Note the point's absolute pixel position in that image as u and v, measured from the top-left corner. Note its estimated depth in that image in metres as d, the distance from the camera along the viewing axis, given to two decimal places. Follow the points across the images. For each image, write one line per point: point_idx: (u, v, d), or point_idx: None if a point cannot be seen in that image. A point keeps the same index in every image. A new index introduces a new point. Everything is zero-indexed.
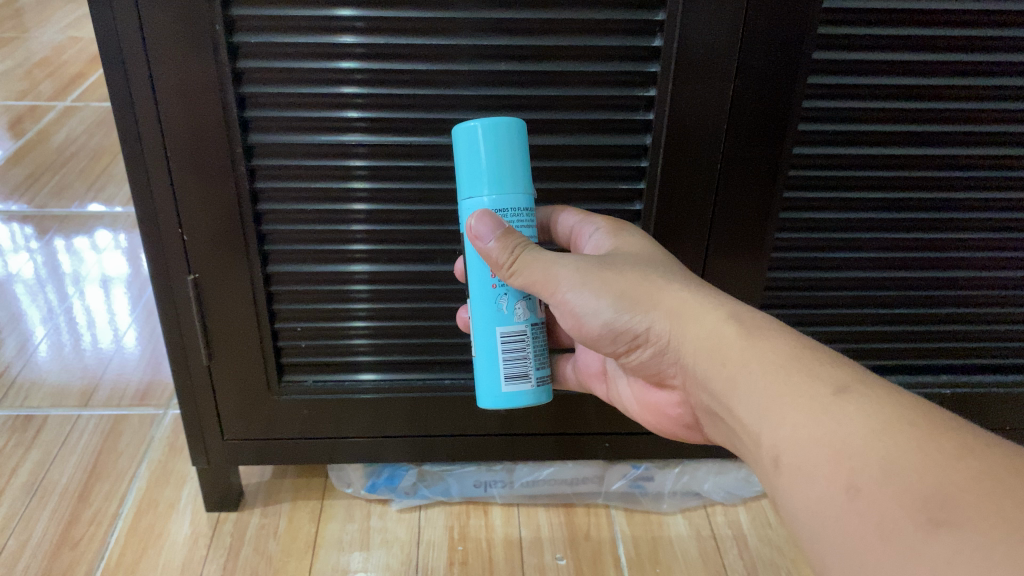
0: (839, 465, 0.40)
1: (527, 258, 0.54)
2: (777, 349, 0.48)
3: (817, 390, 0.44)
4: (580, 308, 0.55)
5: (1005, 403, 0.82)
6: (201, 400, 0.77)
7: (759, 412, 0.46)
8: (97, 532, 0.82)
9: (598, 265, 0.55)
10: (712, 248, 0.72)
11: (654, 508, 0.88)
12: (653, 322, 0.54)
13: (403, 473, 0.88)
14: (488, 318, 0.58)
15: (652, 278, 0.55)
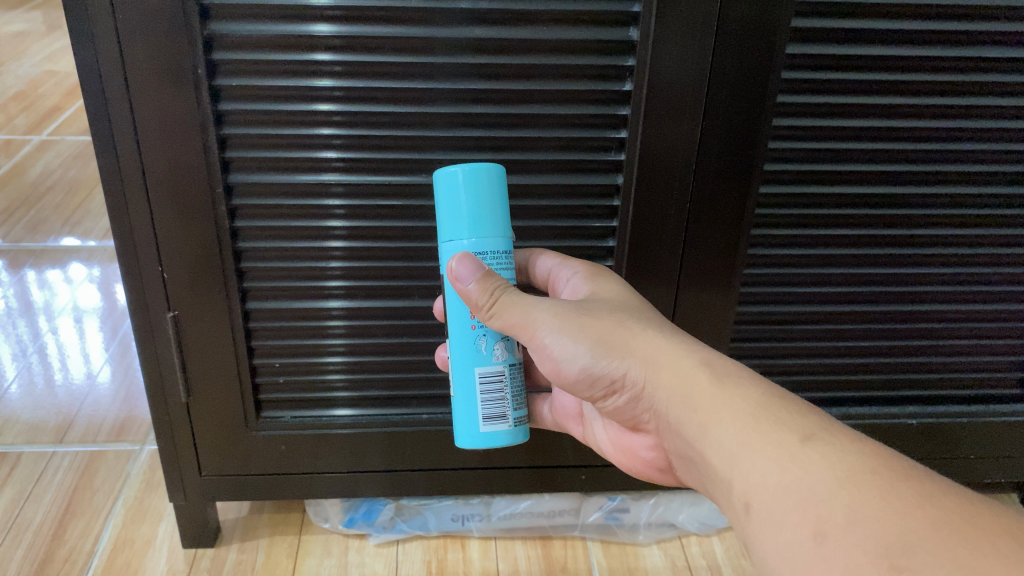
0: (806, 510, 0.42)
1: (506, 301, 0.56)
2: (747, 396, 0.50)
3: (784, 438, 0.46)
4: (559, 352, 0.56)
5: (969, 432, 0.85)
6: (180, 436, 0.77)
7: (730, 457, 0.48)
8: (72, 570, 0.82)
9: (576, 310, 0.57)
10: (683, 286, 0.74)
11: (631, 539, 0.89)
12: (630, 367, 0.55)
13: (380, 508, 0.88)
14: (466, 359, 0.60)
15: (626, 323, 0.57)
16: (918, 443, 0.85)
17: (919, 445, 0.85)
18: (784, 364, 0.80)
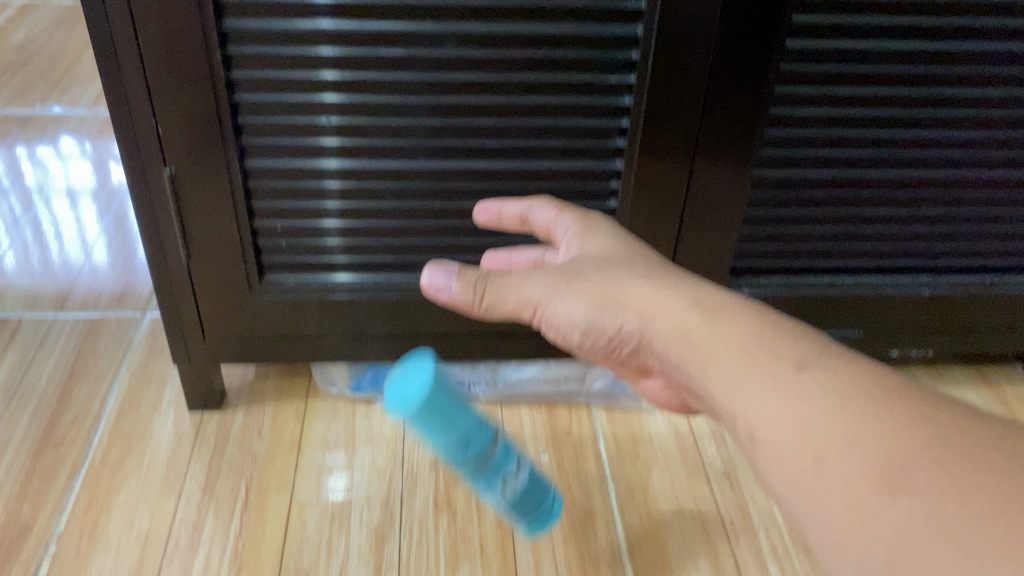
0: (804, 439, 0.38)
1: (492, 293, 0.54)
2: (739, 327, 0.44)
3: (776, 366, 0.41)
4: (558, 321, 0.52)
5: (979, 301, 0.84)
6: (182, 300, 0.76)
7: (731, 396, 0.42)
8: (80, 432, 0.82)
9: (563, 277, 0.52)
10: (697, 161, 0.71)
11: (634, 406, 0.90)
12: (625, 321, 0.49)
13: (387, 374, 0.88)
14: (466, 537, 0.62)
15: (612, 276, 0.51)
16: (927, 313, 0.84)
17: (927, 317, 0.85)
18: (799, 231, 0.78)
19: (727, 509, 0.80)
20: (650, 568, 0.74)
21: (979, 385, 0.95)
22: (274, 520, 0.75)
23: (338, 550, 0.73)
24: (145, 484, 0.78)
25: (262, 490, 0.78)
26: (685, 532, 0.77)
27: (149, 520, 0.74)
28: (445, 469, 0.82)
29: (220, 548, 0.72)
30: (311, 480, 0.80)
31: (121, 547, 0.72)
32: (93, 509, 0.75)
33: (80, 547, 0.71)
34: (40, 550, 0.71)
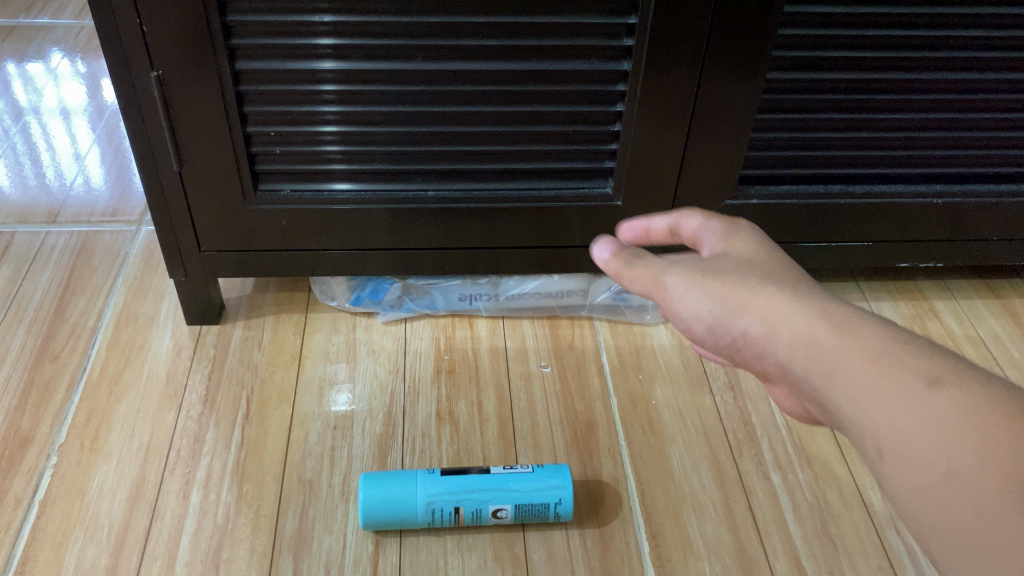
0: (933, 448, 0.35)
1: (640, 267, 0.50)
2: (869, 340, 0.40)
3: (902, 381, 0.37)
4: (687, 312, 0.48)
5: (991, 211, 0.82)
6: (175, 210, 0.74)
7: (854, 405, 0.39)
8: (78, 345, 0.82)
9: (702, 270, 0.48)
10: (707, 63, 0.68)
11: (638, 319, 0.89)
12: (750, 327, 0.44)
13: (388, 287, 0.87)
14: (453, 514, 0.67)
15: (749, 280, 0.45)
16: (940, 223, 0.83)
17: (935, 226, 0.83)
18: (812, 138, 0.74)
19: (729, 420, 0.79)
20: (652, 476, 0.74)
21: (988, 297, 0.94)
22: (275, 431, 0.75)
23: (341, 460, 0.73)
24: (145, 396, 0.77)
25: (263, 401, 0.78)
26: (688, 442, 0.77)
27: (150, 432, 0.74)
28: (446, 381, 0.81)
29: (222, 459, 0.72)
30: (313, 391, 0.79)
31: (123, 458, 0.72)
32: (93, 420, 0.75)
33: (81, 458, 0.71)
34: (41, 461, 0.71)
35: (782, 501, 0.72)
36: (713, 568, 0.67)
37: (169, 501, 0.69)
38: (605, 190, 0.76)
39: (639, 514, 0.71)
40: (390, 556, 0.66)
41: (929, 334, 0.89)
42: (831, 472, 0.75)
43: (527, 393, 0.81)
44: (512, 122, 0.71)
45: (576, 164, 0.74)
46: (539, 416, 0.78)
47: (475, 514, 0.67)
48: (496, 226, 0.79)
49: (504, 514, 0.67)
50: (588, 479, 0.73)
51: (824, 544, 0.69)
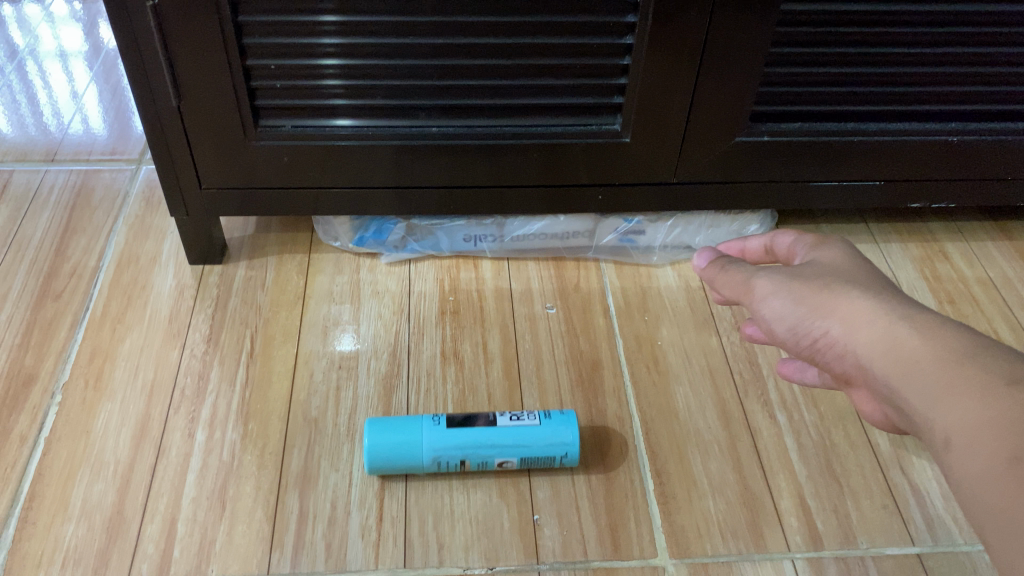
0: (1001, 440, 0.37)
1: (730, 271, 0.54)
2: (952, 344, 0.42)
3: (986, 380, 0.40)
4: (769, 315, 0.50)
5: (1007, 149, 0.81)
6: (175, 147, 0.73)
7: (927, 400, 0.42)
8: (80, 285, 0.81)
9: (788, 275, 0.50)
10: None
11: (644, 261, 0.88)
12: (831, 330, 0.46)
13: (391, 228, 0.85)
14: (459, 465, 0.67)
15: (833, 286, 0.48)
16: (954, 162, 0.82)
17: (948, 164, 0.82)
18: (826, 74, 0.72)
19: (735, 360, 0.79)
20: (658, 415, 0.74)
21: (998, 238, 0.93)
22: (280, 370, 0.75)
23: (346, 399, 0.73)
24: (149, 335, 0.77)
25: (267, 340, 0.77)
26: (693, 383, 0.77)
27: (154, 371, 0.74)
28: (451, 322, 0.81)
29: (227, 397, 0.72)
30: (317, 331, 0.79)
31: (127, 396, 0.72)
32: (97, 359, 0.74)
33: (86, 396, 0.71)
34: (46, 399, 0.71)
35: (787, 441, 0.72)
36: (717, 506, 0.67)
37: (175, 439, 0.69)
38: (613, 127, 0.75)
39: (643, 452, 0.71)
40: (396, 493, 0.67)
41: (938, 275, 0.88)
42: (837, 413, 0.75)
43: (532, 333, 0.80)
44: (519, 55, 0.69)
45: (584, 99, 0.73)
46: (545, 356, 0.78)
47: (480, 465, 0.67)
48: (501, 164, 0.77)
49: (510, 465, 0.67)
50: (593, 418, 0.73)
51: (828, 483, 0.70)
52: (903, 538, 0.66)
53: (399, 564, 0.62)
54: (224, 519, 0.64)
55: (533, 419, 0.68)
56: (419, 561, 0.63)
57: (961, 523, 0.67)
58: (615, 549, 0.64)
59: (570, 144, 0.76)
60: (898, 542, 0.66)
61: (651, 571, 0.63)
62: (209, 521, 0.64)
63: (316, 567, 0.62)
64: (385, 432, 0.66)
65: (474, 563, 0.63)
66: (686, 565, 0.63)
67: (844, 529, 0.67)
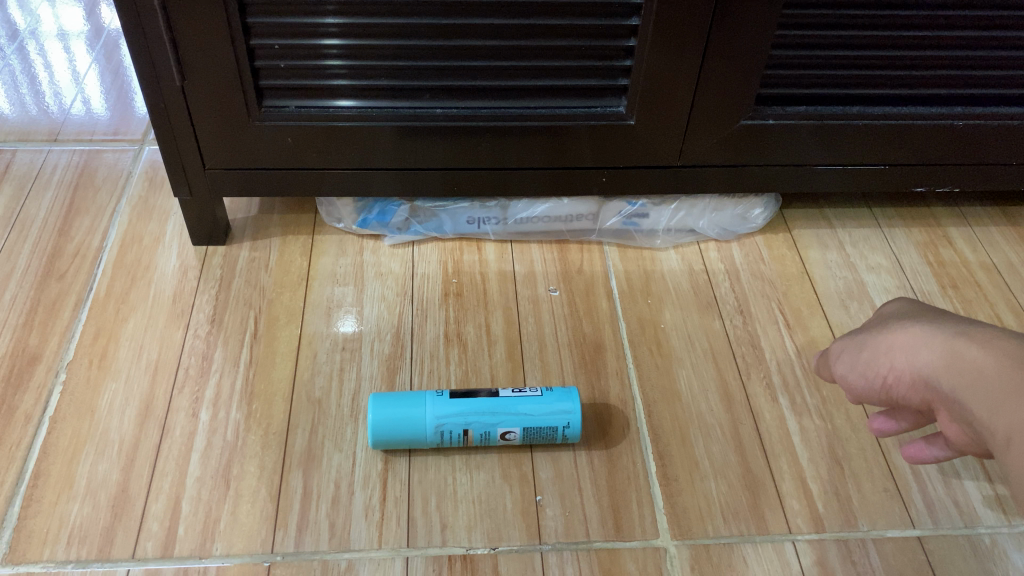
0: None
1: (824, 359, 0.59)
2: None
3: None
4: (849, 375, 0.52)
5: (1012, 134, 0.80)
6: (178, 126, 0.72)
7: (990, 404, 0.41)
8: (84, 264, 0.81)
9: (854, 334, 0.54)
10: None
11: (648, 244, 0.88)
12: (894, 361, 0.48)
13: (395, 210, 0.85)
14: (462, 436, 0.67)
15: (894, 327, 0.50)
16: (959, 146, 0.81)
17: (953, 148, 0.81)
18: (833, 57, 0.72)
19: (738, 343, 0.79)
20: (660, 398, 0.74)
21: (1002, 223, 0.93)
22: (284, 350, 0.75)
23: (349, 380, 0.73)
24: (152, 315, 0.77)
25: (271, 321, 0.77)
26: (696, 366, 0.77)
27: (159, 350, 0.74)
28: (454, 304, 0.81)
29: (231, 377, 0.72)
30: (320, 312, 0.79)
31: (132, 376, 0.72)
32: (101, 339, 0.74)
33: (90, 376, 0.71)
34: (51, 378, 0.71)
35: (790, 424, 0.73)
36: (719, 488, 0.68)
37: (179, 419, 0.69)
38: (617, 109, 0.75)
39: (645, 434, 0.71)
40: (399, 473, 0.67)
41: (942, 260, 0.88)
42: (839, 396, 0.75)
43: (535, 316, 0.80)
44: (525, 36, 0.68)
45: (588, 81, 0.72)
46: (548, 339, 0.78)
47: (482, 436, 0.67)
48: (505, 146, 0.77)
49: (513, 437, 0.67)
50: (596, 400, 0.73)
51: (830, 465, 0.70)
52: (903, 521, 0.66)
53: (403, 543, 0.63)
54: (228, 498, 0.64)
55: (535, 391, 0.68)
56: (423, 541, 0.63)
57: (961, 506, 0.68)
58: (617, 530, 0.64)
59: (574, 126, 0.75)
60: (898, 525, 0.66)
61: (653, 552, 0.63)
62: (213, 500, 0.64)
63: (320, 546, 0.62)
64: (388, 401, 0.67)
65: (477, 543, 0.63)
66: (688, 546, 0.64)
67: (845, 512, 0.67)
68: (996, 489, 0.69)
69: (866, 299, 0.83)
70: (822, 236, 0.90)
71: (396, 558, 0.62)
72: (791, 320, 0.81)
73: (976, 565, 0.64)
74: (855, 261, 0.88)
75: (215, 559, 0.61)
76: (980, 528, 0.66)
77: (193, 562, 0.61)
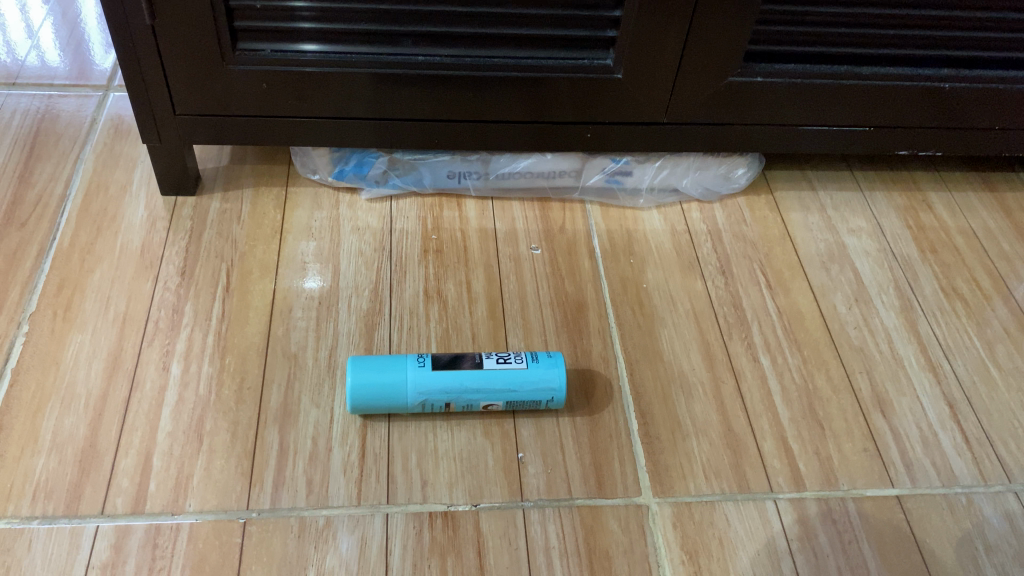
0: None
1: None
2: None
3: None
4: None
5: (995, 98, 0.80)
6: (148, 68, 0.69)
7: None
8: (46, 213, 0.78)
9: None
10: None
11: (631, 203, 0.87)
12: None
13: (373, 162, 0.82)
14: (444, 406, 0.66)
15: None
16: (944, 109, 0.81)
17: (936, 111, 0.81)
18: (823, 13, 0.71)
19: (720, 304, 0.78)
20: (642, 357, 0.73)
21: (980, 189, 0.93)
22: (258, 305, 0.73)
23: (326, 336, 0.71)
24: (119, 266, 0.74)
25: (244, 275, 0.75)
26: (679, 326, 0.76)
27: (126, 303, 0.71)
28: (434, 261, 0.79)
29: (203, 332, 0.70)
30: (295, 267, 0.76)
31: (98, 328, 0.69)
32: (65, 290, 0.71)
33: (54, 327, 0.69)
34: (12, 330, 0.68)
35: (771, 384, 0.72)
36: (701, 447, 0.67)
37: (149, 372, 0.67)
38: (605, 62, 0.73)
39: (628, 393, 0.70)
40: (378, 430, 0.66)
41: (921, 225, 0.88)
42: (820, 357, 0.75)
43: (517, 274, 0.79)
44: None
45: (576, 32, 0.70)
46: (529, 297, 0.77)
47: (465, 406, 0.66)
48: (488, 97, 0.75)
49: (495, 407, 0.66)
50: (578, 359, 0.72)
51: (811, 425, 0.70)
52: (882, 480, 0.67)
53: (383, 500, 0.61)
54: (202, 454, 0.62)
55: (520, 363, 0.66)
56: (403, 497, 0.62)
57: (939, 466, 0.68)
58: (599, 488, 0.64)
59: (560, 78, 0.74)
60: (877, 484, 0.66)
61: (635, 510, 0.63)
62: (185, 455, 0.62)
63: (297, 503, 0.60)
64: (368, 373, 0.64)
65: (458, 500, 0.62)
66: (669, 504, 0.63)
67: (825, 471, 0.67)
68: (973, 450, 0.69)
69: (846, 262, 0.83)
70: (804, 198, 0.90)
71: (376, 515, 0.60)
72: (772, 282, 0.81)
73: (953, 524, 0.64)
74: (836, 224, 0.87)
75: (188, 515, 0.59)
76: (957, 488, 0.67)
77: (165, 518, 0.59)
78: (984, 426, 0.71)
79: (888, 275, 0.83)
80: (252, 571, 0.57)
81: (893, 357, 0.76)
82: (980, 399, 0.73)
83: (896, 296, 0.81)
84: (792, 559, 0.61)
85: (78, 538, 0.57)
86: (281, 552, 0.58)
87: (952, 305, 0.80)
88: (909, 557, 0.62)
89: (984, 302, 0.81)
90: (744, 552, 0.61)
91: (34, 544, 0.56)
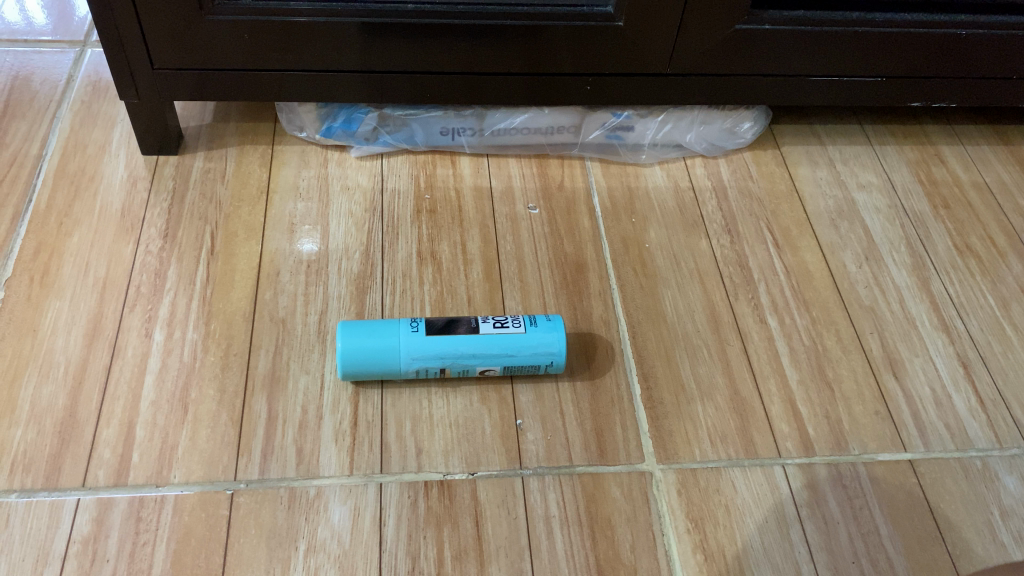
0: None
1: None
2: None
3: None
4: None
5: (1013, 45, 0.76)
6: (121, 20, 0.65)
7: None
8: (22, 173, 0.75)
9: None
10: None
11: (632, 159, 0.84)
12: None
13: (362, 118, 0.79)
14: (439, 372, 0.63)
15: None
16: (958, 58, 0.77)
17: (952, 60, 0.77)
18: None
19: (725, 264, 0.75)
20: (645, 318, 0.70)
21: (995, 142, 0.90)
22: (244, 268, 0.70)
23: (315, 299, 0.68)
24: (98, 229, 0.71)
25: (228, 237, 0.72)
26: (682, 286, 0.73)
27: (106, 267, 0.68)
28: (427, 221, 0.76)
29: (186, 296, 0.67)
30: (282, 228, 0.73)
31: (77, 294, 0.66)
32: (43, 254, 0.68)
33: (31, 293, 0.66)
34: None
35: (779, 345, 0.70)
36: (706, 412, 0.65)
37: (130, 339, 0.64)
38: (605, 8, 0.69)
39: (630, 356, 0.68)
40: (370, 396, 0.63)
41: (934, 179, 0.85)
42: (830, 317, 0.72)
43: (514, 234, 0.76)
44: None
45: None
46: (527, 258, 0.74)
47: (461, 372, 0.63)
48: (482, 48, 0.71)
49: (493, 372, 0.64)
50: (578, 322, 0.70)
51: (820, 388, 0.67)
52: (894, 444, 0.64)
53: (376, 470, 0.59)
54: (187, 423, 0.60)
55: (518, 326, 0.63)
56: (397, 466, 0.59)
57: (953, 428, 0.66)
58: (601, 455, 0.61)
59: (557, 27, 0.70)
60: (889, 448, 0.64)
61: (638, 477, 0.60)
62: (169, 425, 0.59)
63: (286, 474, 0.58)
64: (360, 337, 0.61)
65: (454, 468, 0.60)
66: (674, 470, 0.61)
67: (835, 435, 0.64)
68: (988, 411, 0.67)
69: (856, 219, 0.80)
70: (811, 153, 0.87)
71: (369, 485, 0.58)
72: (779, 240, 0.78)
73: (968, 489, 0.62)
74: (845, 179, 0.84)
75: (173, 487, 0.57)
76: (972, 452, 0.64)
77: (149, 490, 0.56)
78: (999, 387, 0.69)
79: (899, 232, 0.80)
80: (240, 544, 0.54)
81: (905, 317, 0.73)
82: (995, 358, 0.70)
83: (908, 253, 0.78)
84: (802, 526, 0.59)
85: (58, 512, 0.55)
86: (270, 523, 0.56)
87: (966, 262, 0.77)
88: (922, 523, 0.60)
89: (999, 258, 0.78)
90: (751, 518, 0.59)
91: (12, 519, 0.54)
